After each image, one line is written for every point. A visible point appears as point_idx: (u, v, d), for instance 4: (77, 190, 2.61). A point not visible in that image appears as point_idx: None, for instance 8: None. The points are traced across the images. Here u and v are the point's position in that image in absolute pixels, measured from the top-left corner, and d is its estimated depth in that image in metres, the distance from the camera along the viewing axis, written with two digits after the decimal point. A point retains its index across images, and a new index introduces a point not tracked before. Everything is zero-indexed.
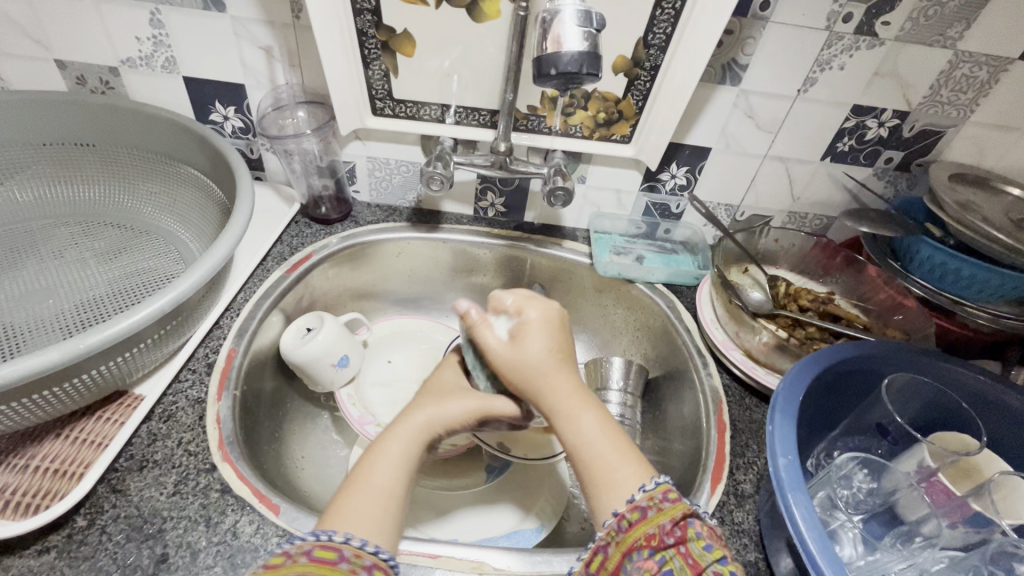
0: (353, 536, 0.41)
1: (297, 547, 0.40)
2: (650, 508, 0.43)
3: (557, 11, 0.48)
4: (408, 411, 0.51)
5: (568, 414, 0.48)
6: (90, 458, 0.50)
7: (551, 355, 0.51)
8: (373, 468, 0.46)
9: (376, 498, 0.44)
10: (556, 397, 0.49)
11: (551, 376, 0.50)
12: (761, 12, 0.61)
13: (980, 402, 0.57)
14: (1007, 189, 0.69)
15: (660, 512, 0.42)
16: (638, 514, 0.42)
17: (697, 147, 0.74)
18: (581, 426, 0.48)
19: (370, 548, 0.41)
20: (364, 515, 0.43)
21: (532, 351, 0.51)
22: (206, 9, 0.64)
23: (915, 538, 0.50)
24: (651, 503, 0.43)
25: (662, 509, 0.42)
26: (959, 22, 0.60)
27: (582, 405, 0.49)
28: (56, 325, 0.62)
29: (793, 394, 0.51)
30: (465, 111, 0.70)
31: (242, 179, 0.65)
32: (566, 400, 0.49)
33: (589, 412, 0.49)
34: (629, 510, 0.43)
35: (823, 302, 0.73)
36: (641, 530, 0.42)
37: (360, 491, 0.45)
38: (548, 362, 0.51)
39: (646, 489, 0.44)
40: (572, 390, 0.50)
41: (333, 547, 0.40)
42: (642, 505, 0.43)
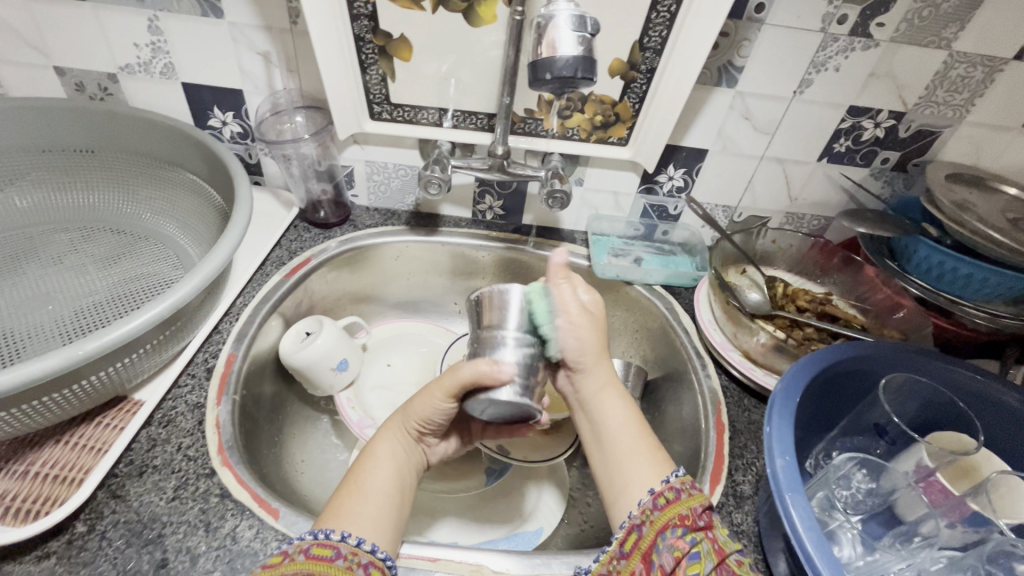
0: (350, 535, 0.42)
1: (295, 547, 0.40)
2: (683, 491, 0.45)
3: (551, 16, 0.49)
4: (400, 415, 0.54)
5: (599, 401, 0.53)
6: (90, 464, 0.50)
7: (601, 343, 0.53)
8: (368, 470, 0.48)
9: (372, 498, 0.46)
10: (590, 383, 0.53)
11: (598, 365, 0.53)
12: (756, 14, 0.61)
13: (978, 402, 0.57)
14: (1003, 189, 0.69)
15: (692, 496, 0.44)
16: (673, 495, 0.44)
17: (694, 149, 0.74)
18: (611, 414, 0.52)
19: (366, 547, 0.42)
20: (361, 513, 0.44)
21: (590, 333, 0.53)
22: (204, 15, 0.64)
23: (914, 538, 0.50)
24: (684, 486, 0.45)
25: (692, 494, 0.45)
26: (954, 23, 0.61)
27: (614, 394, 0.53)
28: (56, 331, 0.63)
29: (790, 395, 0.51)
30: (463, 114, 0.71)
31: (241, 184, 0.65)
32: (603, 389, 0.53)
33: (620, 401, 0.52)
34: (665, 490, 0.45)
35: (821, 302, 0.73)
36: (675, 510, 0.43)
37: (355, 492, 0.46)
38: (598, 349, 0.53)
39: (678, 474, 0.46)
40: (608, 382, 0.53)
41: (329, 545, 0.41)
42: (677, 487, 0.45)
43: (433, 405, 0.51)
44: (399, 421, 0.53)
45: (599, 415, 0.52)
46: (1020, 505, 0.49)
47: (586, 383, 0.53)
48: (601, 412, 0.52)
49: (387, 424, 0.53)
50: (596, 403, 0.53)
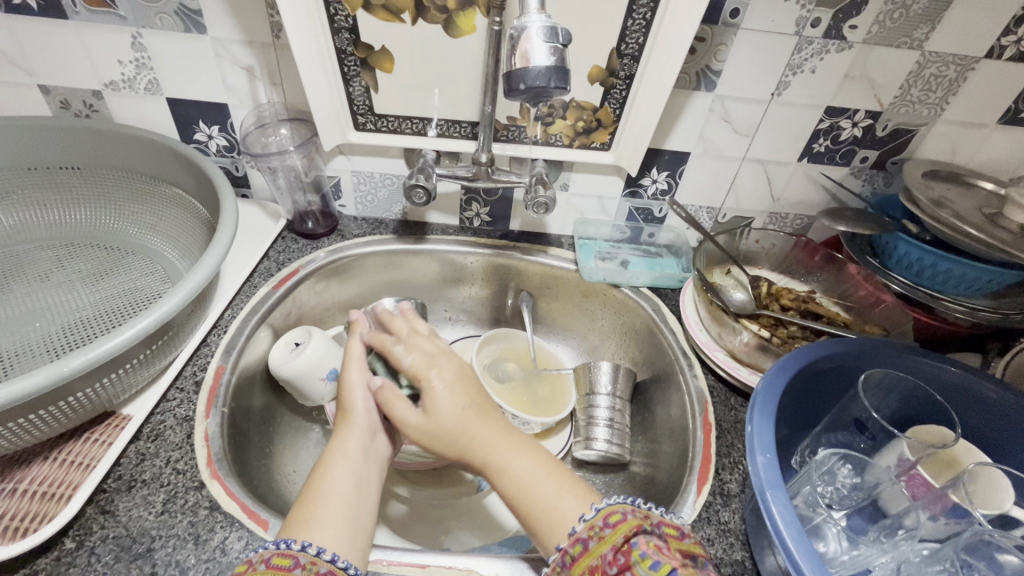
0: (309, 544, 0.42)
1: (258, 555, 0.40)
2: (591, 539, 0.43)
3: (524, 27, 0.49)
4: (344, 415, 0.54)
5: (498, 463, 0.49)
6: (78, 480, 0.50)
7: (464, 408, 0.52)
8: (323, 478, 0.48)
9: (329, 505, 0.46)
10: (477, 451, 0.50)
11: (476, 431, 0.51)
12: (731, 20, 0.62)
13: (958, 396, 0.58)
14: (980, 184, 0.71)
15: (601, 542, 0.42)
16: (579, 548, 0.42)
17: (676, 153, 0.75)
18: (514, 471, 0.49)
19: (326, 556, 0.41)
20: (325, 522, 0.45)
21: (446, 407, 0.51)
22: (187, 31, 0.65)
23: (899, 531, 0.50)
24: (592, 534, 0.43)
25: (603, 537, 0.42)
26: (924, 24, 0.62)
27: (512, 449, 0.50)
28: (42, 348, 0.63)
29: (771, 393, 0.52)
30: (447, 123, 0.71)
31: (226, 198, 0.66)
32: (497, 449, 0.50)
33: (519, 455, 0.50)
34: (571, 545, 0.43)
35: (804, 300, 0.74)
36: (584, 563, 0.42)
37: (309, 501, 0.47)
38: (467, 416, 0.51)
39: (586, 519, 0.44)
40: (499, 440, 0.51)
41: (290, 554, 0.41)
42: (583, 537, 0.43)
43: (354, 382, 0.55)
44: (345, 423, 0.53)
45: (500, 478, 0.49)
46: (1000, 495, 0.49)
47: (477, 458, 0.50)
48: (504, 479, 0.49)
49: (337, 433, 0.53)
50: (497, 472, 0.49)
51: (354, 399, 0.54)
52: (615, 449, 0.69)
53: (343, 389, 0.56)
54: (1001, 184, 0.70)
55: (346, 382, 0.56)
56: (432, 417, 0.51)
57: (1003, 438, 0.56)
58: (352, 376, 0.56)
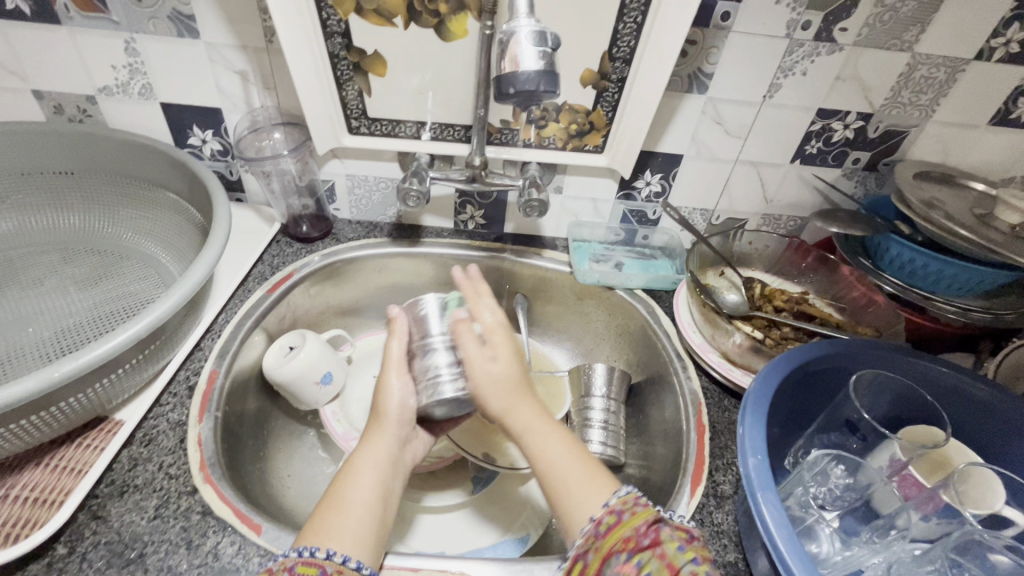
0: (334, 553, 0.42)
1: (280, 563, 0.40)
2: (624, 513, 0.43)
3: (513, 32, 0.50)
4: (376, 420, 0.53)
5: (534, 437, 0.50)
6: (70, 485, 0.50)
7: (517, 377, 0.51)
8: (348, 486, 0.48)
9: (354, 514, 0.46)
10: (518, 421, 0.50)
11: (519, 400, 0.50)
12: (722, 23, 0.62)
13: (949, 396, 0.58)
14: (971, 185, 0.71)
15: (634, 515, 0.43)
16: (614, 519, 0.43)
17: (669, 155, 0.76)
18: (547, 449, 0.49)
19: (352, 564, 0.42)
20: (347, 529, 0.45)
21: (501, 365, 0.50)
22: (180, 36, 0.65)
23: (891, 531, 0.51)
24: (626, 507, 0.44)
25: (635, 513, 0.43)
26: (914, 26, 0.62)
27: (548, 427, 0.51)
28: (36, 353, 0.63)
29: (762, 395, 0.52)
30: (441, 127, 0.71)
31: (220, 202, 0.66)
32: (536, 424, 0.50)
33: (555, 433, 0.50)
34: (605, 515, 0.43)
35: (797, 301, 0.74)
36: (618, 534, 0.42)
37: (336, 508, 0.46)
38: (516, 384, 0.51)
39: (620, 494, 0.45)
40: (536, 416, 0.51)
41: (314, 563, 0.41)
42: (618, 509, 0.44)
43: (392, 386, 0.53)
44: (375, 427, 0.53)
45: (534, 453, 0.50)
46: (991, 495, 0.49)
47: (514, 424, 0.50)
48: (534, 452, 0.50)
49: (367, 433, 0.53)
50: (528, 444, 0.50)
51: (388, 403, 0.53)
52: (609, 451, 0.69)
53: (378, 391, 0.54)
54: (992, 185, 0.70)
55: (382, 385, 0.53)
56: (487, 368, 0.49)
57: (994, 437, 0.56)
58: (388, 379, 0.53)
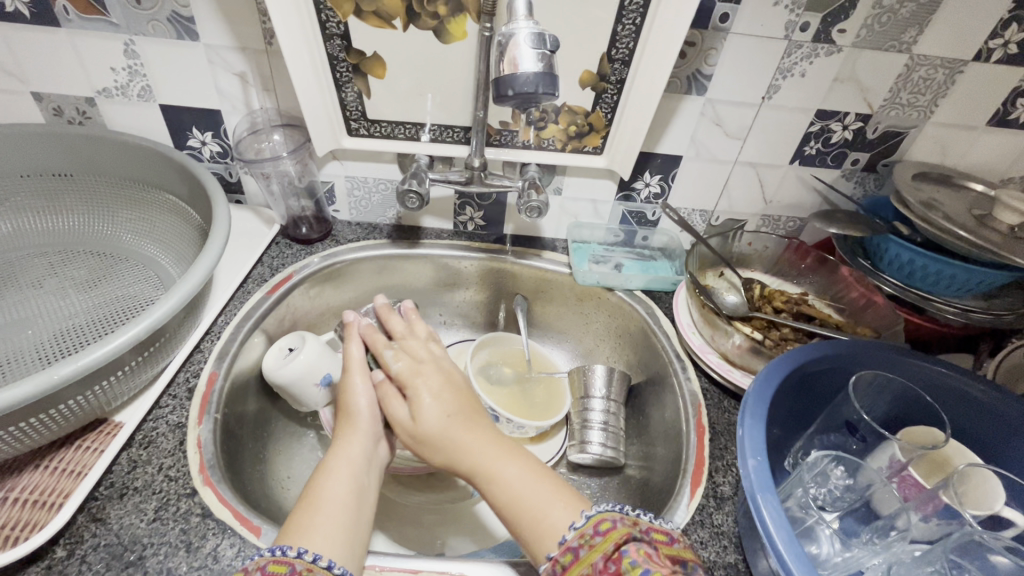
0: (307, 551, 0.42)
1: (254, 562, 0.41)
2: (582, 547, 0.43)
3: (512, 34, 0.50)
4: (348, 420, 0.56)
5: (486, 470, 0.51)
6: (69, 488, 0.50)
7: (450, 415, 0.54)
8: (321, 485, 0.49)
9: (328, 511, 0.47)
10: (466, 458, 0.52)
11: (463, 434, 0.53)
12: (721, 24, 0.63)
13: (948, 396, 0.58)
14: (970, 185, 0.71)
15: (591, 550, 0.42)
16: (571, 557, 0.42)
17: (668, 156, 0.76)
18: (501, 479, 0.50)
19: (323, 563, 0.41)
20: (321, 529, 0.45)
21: (434, 408, 0.55)
22: (180, 38, 0.65)
23: (892, 532, 0.51)
24: (582, 542, 0.43)
25: (593, 546, 0.42)
26: (912, 28, 0.62)
27: (505, 454, 0.52)
28: (35, 355, 0.63)
29: (762, 397, 0.52)
30: (440, 128, 0.71)
31: (219, 204, 0.66)
32: (485, 453, 0.52)
33: (512, 461, 0.51)
34: (562, 554, 0.43)
35: (797, 302, 0.74)
36: (575, 572, 0.42)
37: (310, 507, 0.47)
38: (454, 420, 0.54)
39: (576, 526, 0.44)
40: (489, 447, 0.52)
41: (285, 561, 0.41)
42: (574, 545, 0.43)
43: (357, 389, 0.57)
44: (348, 427, 0.55)
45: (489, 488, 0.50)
46: (991, 497, 0.49)
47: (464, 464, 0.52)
48: (489, 488, 0.50)
49: (338, 436, 0.55)
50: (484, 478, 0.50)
51: (356, 403, 0.57)
52: (609, 453, 0.69)
53: (346, 394, 0.58)
54: (990, 186, 0.70)
55: (346, 388, 0.58)
56: (418, 421, 0.54)
57: (994, 438, 0.56)
58: (353, 381, 0.58)
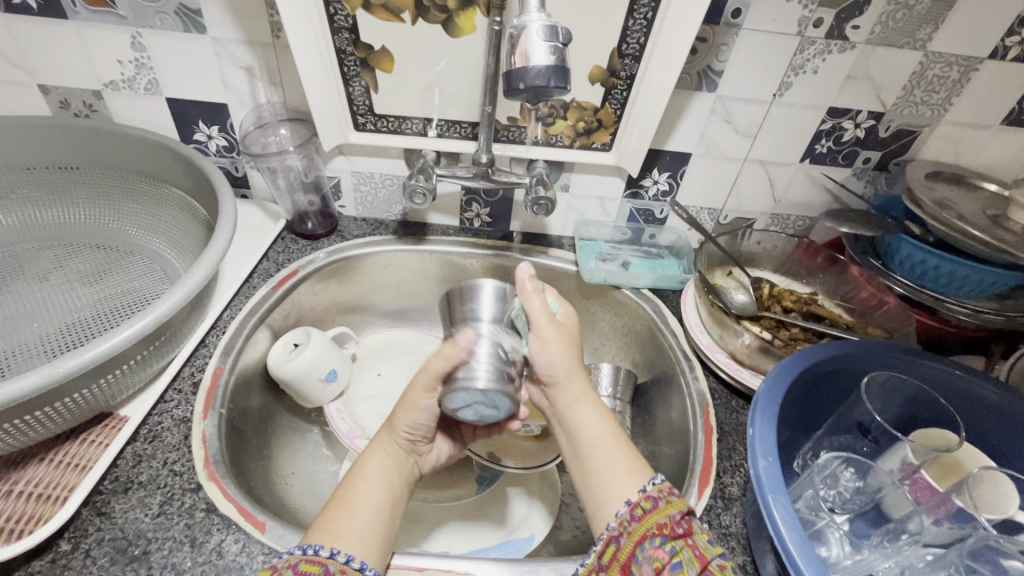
0: (338, 552, 0.42)
1: (285, 561, 0.40)
2: (660, 500, 0.45)
3: (524, 26, 0.49)
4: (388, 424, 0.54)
5: (581, 409, 0.54)
6: (74, 481, 0.50)
7: (572, 351, 0.55)
8: (357, 487, 0.49)
9: (362, 516, 0.46)
10: (571, 394, 0.54)
11: (576, 372, 0.55)
12: (733, 20, 0.62)
13: (960, 397, 0.58)
14: (983, 185, 0.70)
15: (669, 503, 0.45)
16: (650, 505, 0.45)
17: (678, 153, 0.75)
18: (589, 423, 0.53)
19: (354, 565, 0.42)
20: (351, 531, 0.45)
21: (564, 334, 0.55)
22: (187, 31, 0.65)
23: (902, 535, 0.51)
24: (662, 495, 0.46)
25: (670, 502, 0.45)
26: (928, 24, 0.61)
27: (593, 405, 0.54)
28: (41, 348, 0.62)
29: (773, 397, 0.52)
30: (447, 124, 0.71)
31: (225, 198, 0.66)
32: (583, 397, 0.54)
33: (595, 412, 0.53)
34: (642, 500, 0.46)
35: (806, 302, 0.74)
36: (652, 520, 0.44)
37: (344, 508, 0.47)
38: (574, 355, 0.55)
39: (655, 482, 0.47)
40: (584, 395, 0.54)
41: (318, 562, 0.41)
42: (654, 496, 0.46)
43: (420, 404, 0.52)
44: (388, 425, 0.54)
45: (577, 425, 0.53)
46: (1004, 500, 0.49)
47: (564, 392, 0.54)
48: (580, 423, 0.53)
49: (378, 438, 0.54)
50: (572, 416, 0.54)
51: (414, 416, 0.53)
52: None
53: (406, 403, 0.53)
54: (1004, 186, 0.69)
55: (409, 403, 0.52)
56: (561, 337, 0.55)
57: (1007, 441, 0.56)
58: (416, 397, 0.52)
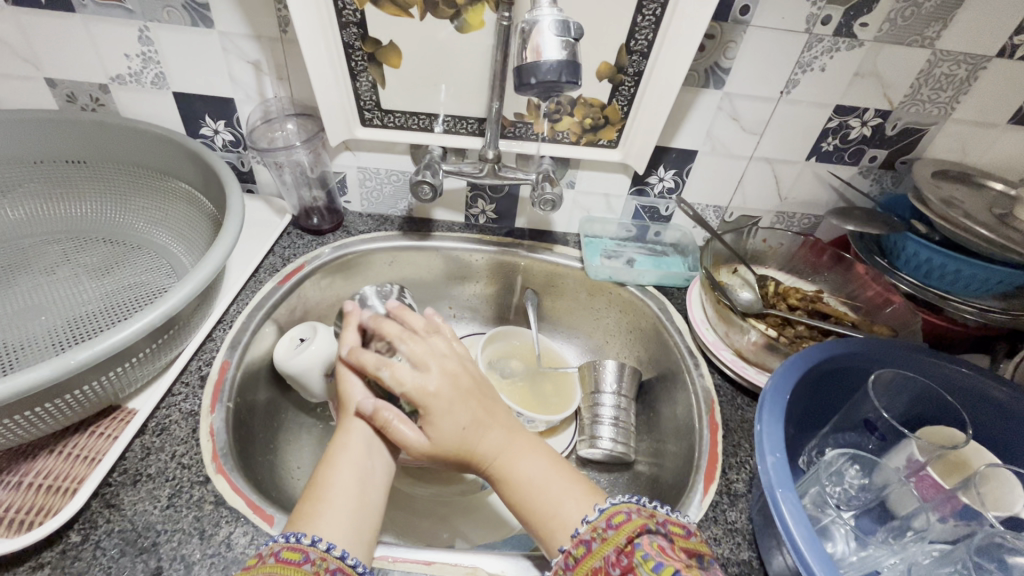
0: (320, 540, 0.42)
1: (269, 548, 0.41)
2: (594, 541, 0.44)
3: (535, 21, 0.49)
4: (345, 414, 0.55)
5: (507, 464, 0.52)
6: (83, 473, 0.50)
7: (467, 416, 0.53)
8: (328, 473, 0.49)
9: (335, 498, 0.47)
10: (491, 453, 0.52)
11: (482, 431, 0.53)
12: (741, 17, 0.62)
13: (966, 395, 0.58)
14: (990, 184, 0.70)
15: (603, 543, 0.43)
16: (583, 550, 0.43)
17: (684, 151, 0.75)
18: (522, 473, 0.51)
19: (336, 552, 0.42)
20: (330, 516, 0.45)
21: (449, 418, 0.52)
22: (194, 25, 0.65)
23: (907, 532, 0.51)
24: (594, 535, 0.44)
25: (606, 539, 0.43)
26: (936, 22, 0.61)
27: (521, 450, 0.53)
28: (48, 342, 0.63)
29: (779, 393, 0.52)
30: (454, 120, 0.71)
31: (232, 192, 0.66)
32: (505, 450, 0.53)
33: (526, 457, 0.52)
34: (574, 547, 0.44)
35: (811, 300, 0.73)
36: (587, 565, 0.43)
37: (317, 495, 0.47)
38: (472, 419, 0.53)
39: (589, 520, 0.45)
40: (507, 445, 0.53)
41: (300, 549, 0.41)
42: (585, 539, 0.44)
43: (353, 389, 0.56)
44: (346, 419, 0.55)
45: (508, 478, 0.51)
46: (1010, 496, 0.49)
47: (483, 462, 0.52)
48: (512, 475, 0.51)
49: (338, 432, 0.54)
50: (501, 468, 0.52)
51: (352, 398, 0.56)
52: (619, 448, 0.69)
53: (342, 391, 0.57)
54: (1011, 185, 0.69)
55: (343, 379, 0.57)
56: (435, 434, 0.51)
57: (1013, 440, 0.56)
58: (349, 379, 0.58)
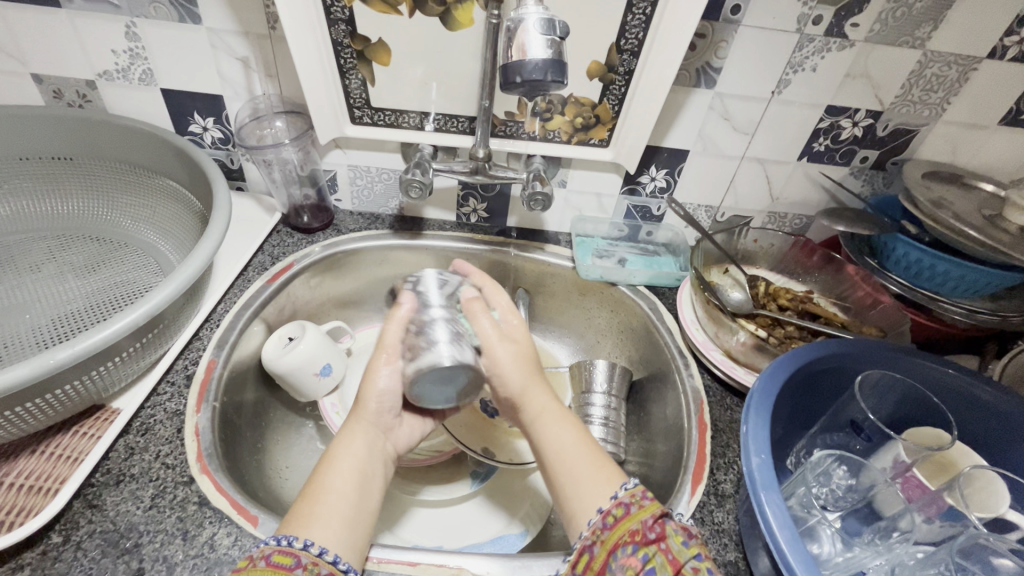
0: (312, 544, 0.42)
1: (259, 551, 0.41)
2: (633, 505, 0.44)
3: (521, 19, 0.49)
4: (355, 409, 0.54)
5: (545, 426, 0.52)
6: (65, 474, 0.49)
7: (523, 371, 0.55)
8: (326, 473, 0.48)
9: (331, 500, 0.46)
10: (538, 407, 0.54)
11: (534, 385, 0.54)
12: (733, 16, 0.61)
13: (950, 396, 0.58)
14: (980, 185, 0.70)
15: (642, 509, 0.44)
16: (623, 511, 0.44)
17: (675, 150, 0.75)
18: (556, 440, 0.51)
19: (329, 558, 0.42)
20: (327, 517, 0.45)
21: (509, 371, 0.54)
22: (182, 21, 0.64)
23: (893, 533, 0.51)
24: (634, 500, 0.45)
25: (643, 506, 0.44)
26: (927, 23, 0.61)
27: (561, 417, 0.53)
28: (32, 340, 0.62)
29: (767, 393, 0.52)
30: (445, 118, 0.71)
31: (219, 189, 0.65)
32: (548, 410, 0.53)
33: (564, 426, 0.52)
34: (614, 507, 0.45)
35: (802, 300, 0.73)
36: (625, 526, 0.43)
37: (311, 497, 0.46)
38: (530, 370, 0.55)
39: (627, 487, 0.46)
40: (549, 408, 0.54)
41: (292, 553, 0.41)
42: (625, 502, 0.45)
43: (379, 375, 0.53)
44: (353, 417, 0.53)
45: (542, 439, 0.52)
46: (995, 498, 0.49)
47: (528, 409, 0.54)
48: (543, 437, 0.52)
49: (346, 427, 0.53)
50: (537, 427, 0.53)
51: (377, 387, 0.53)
52: (609, 448, 0.68)
53: (366, 380, 0.54)
54: (1001, 186, 0.69)
55: (371, 375, 0.53)
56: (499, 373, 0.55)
57: (1000, 441, 0.56)
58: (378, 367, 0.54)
